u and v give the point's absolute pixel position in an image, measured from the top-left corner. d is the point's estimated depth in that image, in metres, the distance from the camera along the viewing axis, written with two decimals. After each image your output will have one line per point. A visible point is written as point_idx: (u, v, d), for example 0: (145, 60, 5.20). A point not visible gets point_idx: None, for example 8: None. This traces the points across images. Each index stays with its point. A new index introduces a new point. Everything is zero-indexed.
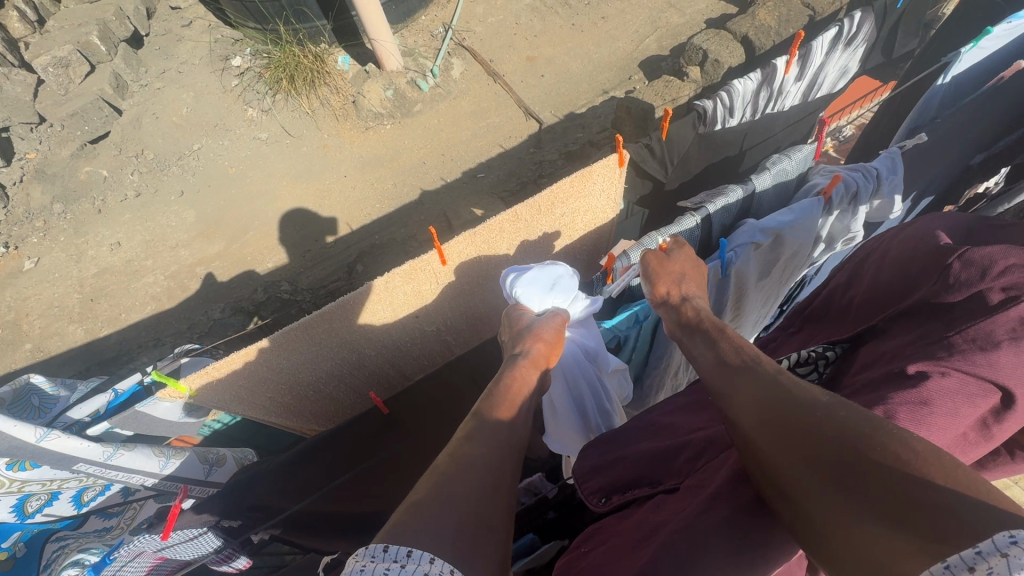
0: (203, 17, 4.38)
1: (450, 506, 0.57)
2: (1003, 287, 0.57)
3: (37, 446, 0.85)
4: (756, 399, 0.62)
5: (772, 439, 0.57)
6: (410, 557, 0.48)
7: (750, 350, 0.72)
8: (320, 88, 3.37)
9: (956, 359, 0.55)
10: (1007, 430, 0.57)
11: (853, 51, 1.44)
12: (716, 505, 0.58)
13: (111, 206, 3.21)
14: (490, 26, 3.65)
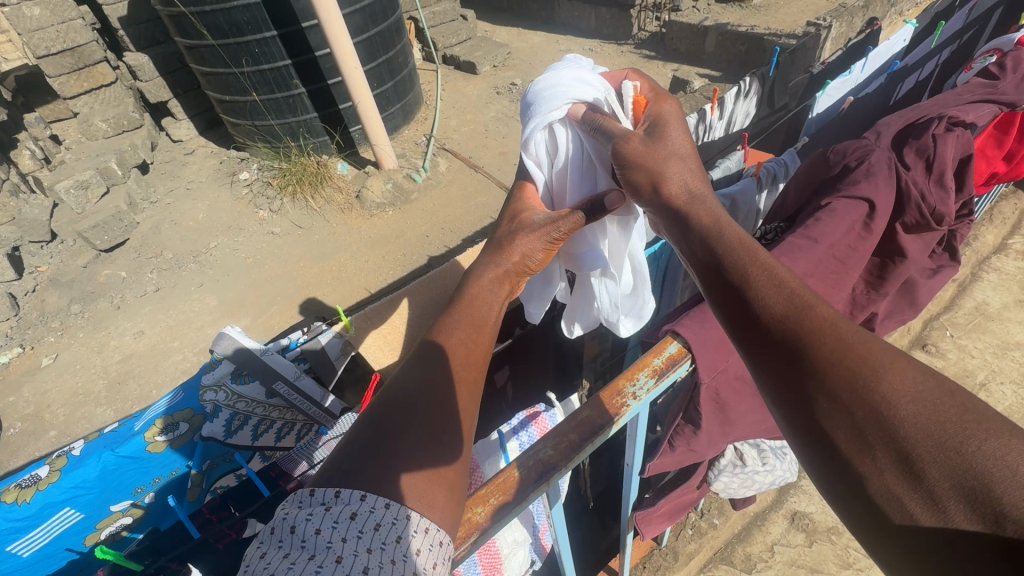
0: (205, 146, 4.98)
1: (385, 460, 0.63)
2: (855, 159, 1.10)
3: (261, 358, 1.18)
4: (810, 370, 0.58)
5: (839, 418, 0.54)
6: (335, 498, 0.58)
7: (793, 291, 0.64)
8: (325, 189, 3.92)
9: (841, 192, 1.06)
10: (879, 226, 1.05)
11: (749, 100, 2.15)
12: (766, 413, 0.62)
13: (129, 302, 3.42)
14: (464, 134, 4.48)
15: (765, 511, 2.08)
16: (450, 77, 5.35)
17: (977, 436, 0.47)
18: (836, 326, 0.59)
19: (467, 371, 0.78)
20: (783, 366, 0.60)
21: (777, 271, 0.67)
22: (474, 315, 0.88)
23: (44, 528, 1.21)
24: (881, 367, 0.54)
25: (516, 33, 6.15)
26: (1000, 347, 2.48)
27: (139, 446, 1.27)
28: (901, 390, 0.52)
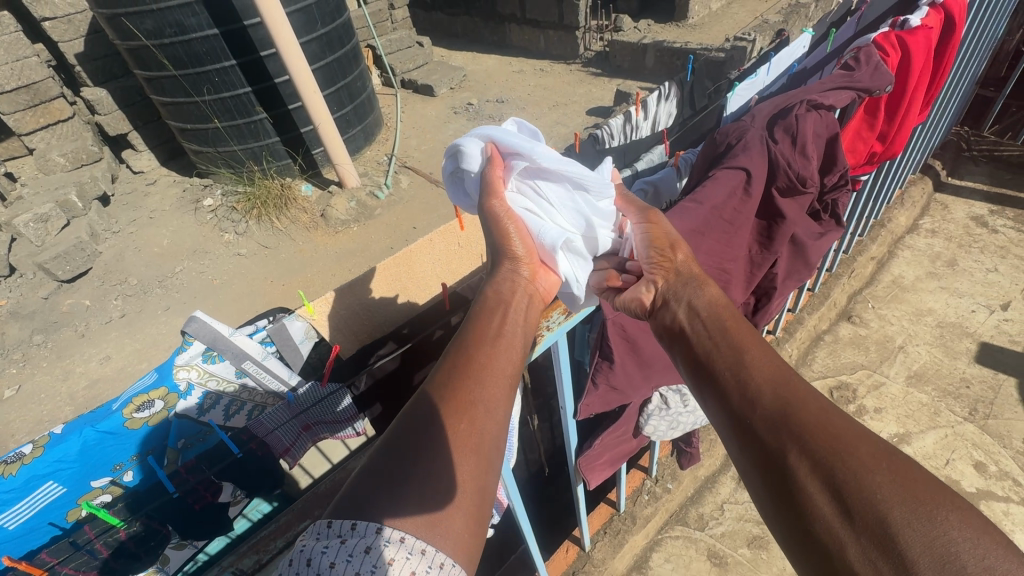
0: (166, 176, 5.03)
1: (429, 492, 0.70)
2: (734, 138, 1.32)
3: (227, 338, 1.28)
4: (807, 445, 0.73)
5: (817, 479, 0.70)
6: (350, 532, 0.65)
7: (786, 378, 0.82)
8: (289, 210, 4.03)
9: (723, 164, 1.27)
10: (756, 190, 1.25)
11: (670, 103, 2.41)
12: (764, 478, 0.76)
13: (93, 329, 3.42)
14: (424, 152, 4.66)
15: (715, 475, 2.24)
16: (409, 100, 5.57)
17: (924, 492, 0.64)
18: (821, 413, 0.76)
19: (487, 393, 0.81)
20: (786, 437, 0.75)
21: (775, 361, 0.85)
22: (484, 331, 0.88)
23: (28, 499, 1.53)
24: (852, 436, 0.72)
25: (471, 57, 6.44)
26: (915, 314, 2.74)
27: (112, 425, 1.61)
28: (866, 454, 0.69)
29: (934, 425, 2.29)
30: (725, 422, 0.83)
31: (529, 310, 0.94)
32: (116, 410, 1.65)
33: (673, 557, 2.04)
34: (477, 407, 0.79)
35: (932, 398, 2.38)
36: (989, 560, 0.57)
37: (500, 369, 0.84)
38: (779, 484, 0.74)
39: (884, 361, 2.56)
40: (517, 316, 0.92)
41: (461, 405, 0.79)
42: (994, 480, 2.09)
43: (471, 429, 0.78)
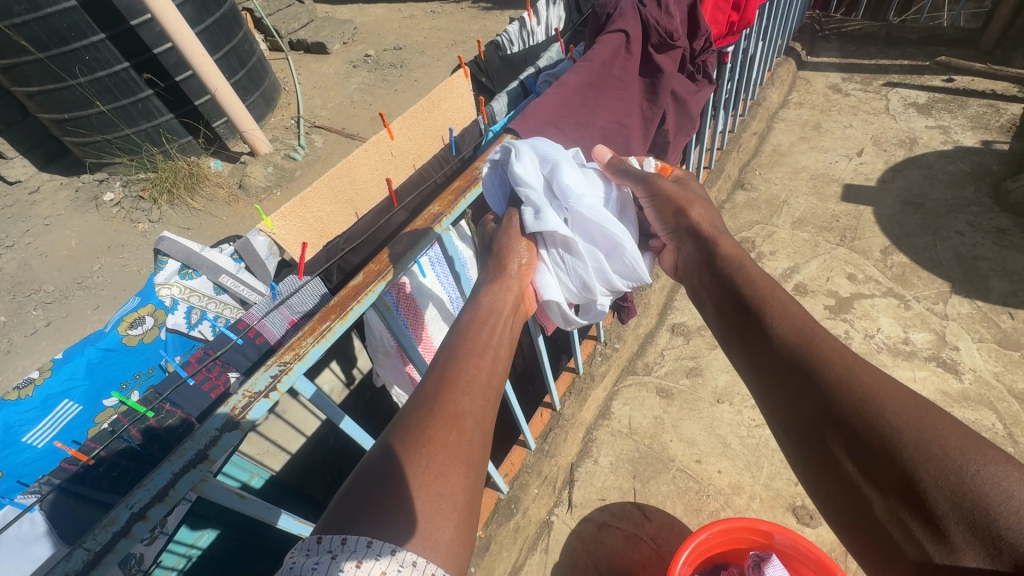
0: (50, 180, 4.61)
1: (420, 497, 0.79)
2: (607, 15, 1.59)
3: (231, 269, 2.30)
4: (820, 395, 0.87)
5: (840, 415, 0.83)
6: (339, 547, 0.70)
7: (805, 332, 0.95)
8: (203, 189, 3.89)
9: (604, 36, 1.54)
10: (633, 53, 1.54)
11: (557, 8, 2.60)
12: (794, 421, 0.91)
13: (18, 343, 3.23)
14: (332, 109, 4.59)
15: (652, 333, 2.63)
16: (303, 61, 5.36)
17: (941, 428, 0.74)
18: (842, 359, 0.89)
19: (474, 403, 0.92)
20: (804, 388, 0.90)
21: (794, 316, 0.98)
22: (475, 344, 1.02)
23: (51, 417, 2.20)
24: (878, 380, 0.84)
25: (358, 9, 6.22)
26: (793, 172, 3.21)
27: (109, 344, 2.34)
28: (891, 409, 0.79)
29: (816, 255, 2.77)
30: (757, 379, 1.00)
31: (510, 321, 1.10)
32: (115, 332, 2.32)
33: (629, 399, 2.41)
34: (465, 418, 0.90)
35: (812, 235, 2.86)
36: (1018, 504, 0.64)
37: (484, 379, 0.97)
38: (807, 422, 0.88)
39: (774, 214, 3.01)
40: (494, 325, 1.06)
41: (449, 419, 0.89)
42: (862, 284, 2.60)
43: (459, 438, 0.87)
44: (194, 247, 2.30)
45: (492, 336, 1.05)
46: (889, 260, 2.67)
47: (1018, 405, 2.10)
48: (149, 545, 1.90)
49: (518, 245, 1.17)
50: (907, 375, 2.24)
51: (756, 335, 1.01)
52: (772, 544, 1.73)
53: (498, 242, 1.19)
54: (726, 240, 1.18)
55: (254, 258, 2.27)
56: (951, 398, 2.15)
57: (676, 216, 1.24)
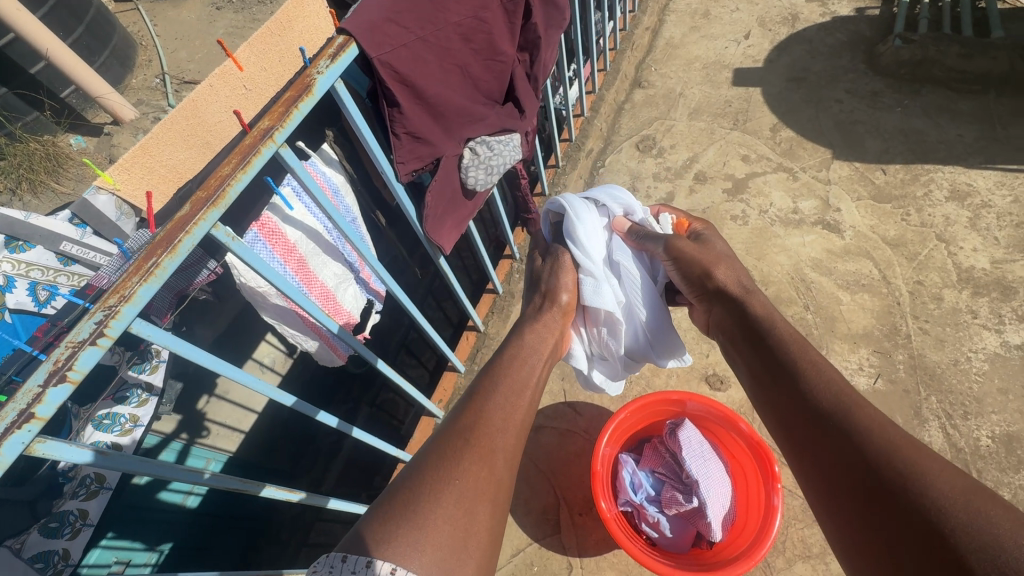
0: None
1: (448, 527, 0.88)
2: None
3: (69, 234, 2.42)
4: (855, 454, 0.94)
5: (879, 477, 0.88)
6: (365, 564, 0.76)
7: (840, 393, 1.05)
8: (68, 170, 3.55)
9: None
10: None
11: None
12: (829, 479, 0.97)
13: None
14: (201, 61, 4.14)
15: None
16: (156, 9, 4.72)
17: (990, 511, 0.75)
18: (878, 421, 0.97)
19: (505, 443, 1.08)
20: (837, 447, 0.97)
21: (833, 382, 1.08)
22: (511, 384, 1.23)
23: None
24: (918, 453, 0.88)
25: None
26: (687, 63, 3.22)
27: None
28: (933, 475, 0.84)
29: (712, 142, 2.84)
30: (794, 438, 1.08)
31: (539, 362, 1.35)
32: None
33: None
34: (501, 457, 1.04)
35: (708, 123, 2.92)
36: None
37: (514, 421, 1.14)
38: (845, 485, 0.93)
39: (671, 108, 3.04)
40: (529, 367, 1.30)
41: (483, 454, 1.02)
42: (755, 163, 2.71)
43: (488, 476, 0.99)
44: (17, 217, 2.36)
45: (528, 382, 1.26)
46: (778, 137, 2.78)
47: (891, 250, 2.31)
48: (90, 500, 2.00)
49: (564, 284, 1.55)
50: (797, 241, 2.42)
51: (794, 396, 1.11)
52: (685, 410, 1.88)
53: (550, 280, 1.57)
54: (755, 302, 1.34)
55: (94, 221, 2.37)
56: (836, 255, 2.34)
57: (705, 278, 1.44)
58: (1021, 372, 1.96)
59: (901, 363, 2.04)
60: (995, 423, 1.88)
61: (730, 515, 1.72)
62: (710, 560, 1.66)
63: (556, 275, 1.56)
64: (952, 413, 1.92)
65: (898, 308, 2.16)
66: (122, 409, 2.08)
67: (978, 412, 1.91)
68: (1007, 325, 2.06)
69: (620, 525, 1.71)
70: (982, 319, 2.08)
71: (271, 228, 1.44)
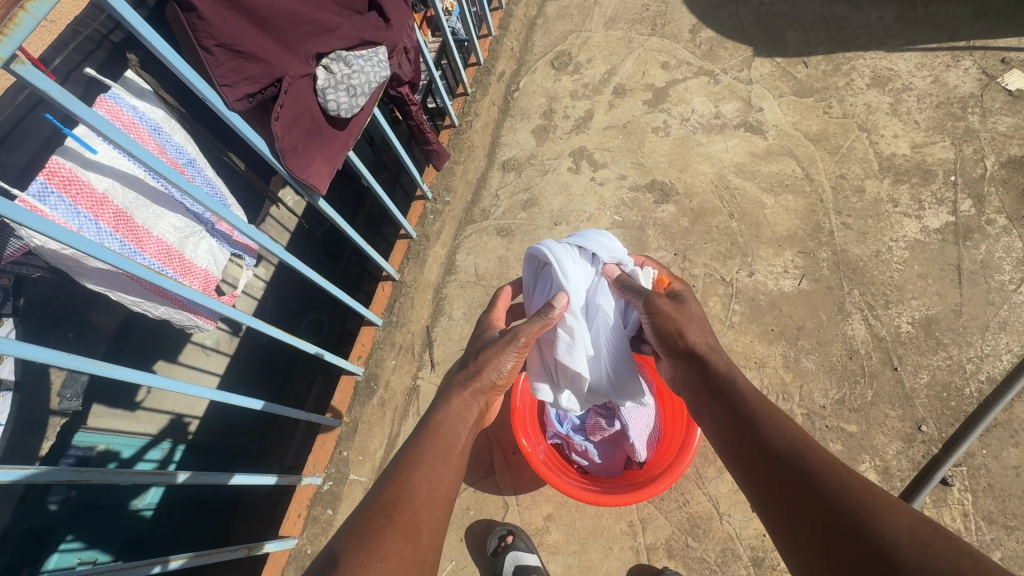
0: None
1: None
2: None
3: None
4: (809, 498, 0.88)
5: (833, 521, 0.83)
6: None
7: (788, 431, 0.99)
8: None
9: None
10: None
11: None
12: (790, 531, 0.89)
13: None
14: None
15: (484, 174, 2.47)
16: None
17: (943, 550, 0.71)
18: (823, 458, 0.92)
19: (431, 516, 1.02)
20: (790, 492, 0.91)
21: (780, 420, 1.02)
22: (441, 445, 1.16)
23: None
24: (866, 491, 0.84)
25: None
26: None
27: None
28: (883, 514, 0.80)
29: (630, 52, 2.64)
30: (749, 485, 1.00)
31: (470, 422, 1.25)
32: None
33: (473, 249, 2.32)
34: (423, 528, 1.00)
35: (625, 31, 2.70)
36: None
37: (444, 487, 1.08)
38: (803, 537, 0.86)
39: (586, 18, 2.79)
40: (457, 421, 1.22)
41: (407, 529, 0.98)
42: (675, 69, 2.53)
43: (412, 555, 0.95)
44: None
45: (462, 446, 1.19)
46: (697, 38, 2.59)
47: (814, 146, 2.21)
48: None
49: (501, 361, 1.32)
50: (720, 148, 2.29)
51: (744, 439, 1.04)
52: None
53: (486, 353, 1.34)
54: (710, 347, 1.24)
55: None
56: (759, 158, 2.24)
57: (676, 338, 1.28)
58: (940, 255, 1.92)
59: (825, 261, 1.99)
60: (915, 309, 1.86)
61: (655, 432, 1.68)
62: (637, 478, 1.63)
63: (504, 349, 1.33)
64: (874, 304, 1.89)
65: (821, 205, 2.09)
66: None
67: (899, 300, 1.88)
68: (927, 210, 2.01)
69: (547, 458, 1.67)
70: (903, 207, 2.02)
71: (70, 178, 1.53)
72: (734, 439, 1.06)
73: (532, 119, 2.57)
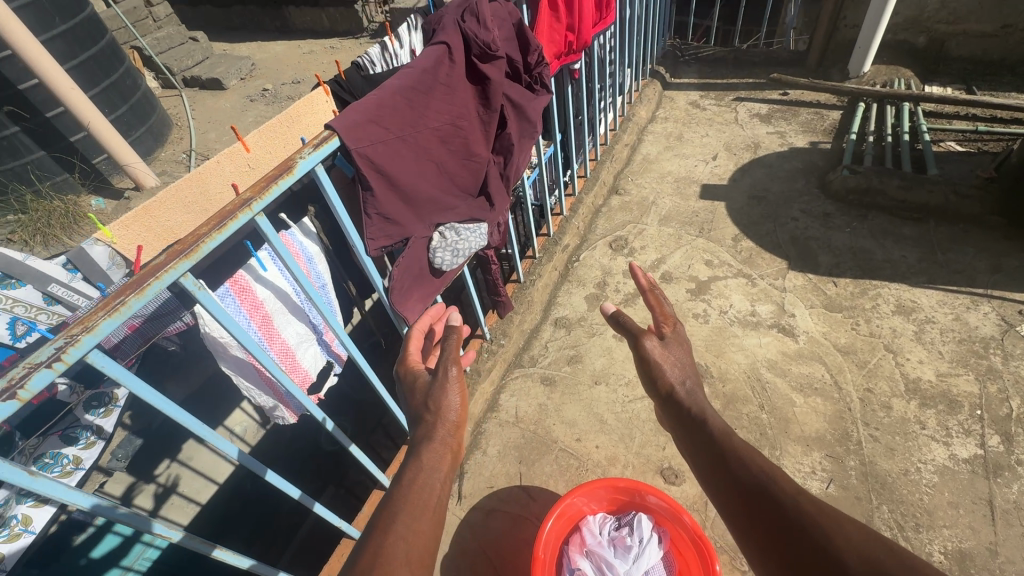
0: None
1: None
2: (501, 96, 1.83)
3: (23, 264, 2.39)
4: (765, 496, 1.09)
5: (779, 509, 1.05)
6: None
7: (740, 445, 1.21)
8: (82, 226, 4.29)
9: (490, 95, 1.81)
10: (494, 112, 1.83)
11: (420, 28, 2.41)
12: (749, 526, 1.08)
13: None
14: (225, 144, 5.24)
15: (537, 328, 2.79)
16: (197, 97, 6.06)
17: (846, 526, 0.96)
18: (766, 473, 1.13)
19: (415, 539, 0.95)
20: (750, 495, 1.10)
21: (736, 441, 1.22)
22: (417, 501, 1.02)
23: None
24: (792, 491, 1.07)
25: (256, 47, 7.84)
26: (660, 177, 3.59)
27: None
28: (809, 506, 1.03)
29: (679, 246, 3.07)
30: (716, 483, 1.18)
31: (440, 464, 1.11)
32: None
33: (516, 391, 2.52)
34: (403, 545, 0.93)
35: (676, 229, 3.18)
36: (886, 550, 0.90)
37: (426, 510, 1.01)
38: (758, 528, 1.07)
39: (642, 214, 3.33)
40: (429, 467, 1.09)
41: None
42: (717, 268, 2.90)
43: None
44: (17, 257, 2.40)
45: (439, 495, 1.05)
46: (738, 246, 3.01)
47: (843, 358, 2.40)
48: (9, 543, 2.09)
49: (450, 394, 1.23)
50: (753, 342, 2.53)
51: (715, 459, 1.20)
52: (647, 503, 1.86)
53: (430, 395, 1.23)
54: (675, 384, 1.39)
55: (93, 268, 2.56)
56: (790, 357, 2.44)
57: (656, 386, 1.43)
58: (971, 488, 1.96)
59: (853, 469, 2.05)
60: (947, 539, 1.85)
61: None
62: None
63: (442, 390, 1.23)
64: (904, 524, 1.90)
65: (849, 413, 2.21)
66: (68, 449, 2.43)
67: (930, 525, 1.89)
68: (955, 438, 2.09)
69: None
70: (931, 430, 2.12)
71: (243, 284, 1.67)
72: (702, 447, 1.25)
73: (587, 287, 2.93)
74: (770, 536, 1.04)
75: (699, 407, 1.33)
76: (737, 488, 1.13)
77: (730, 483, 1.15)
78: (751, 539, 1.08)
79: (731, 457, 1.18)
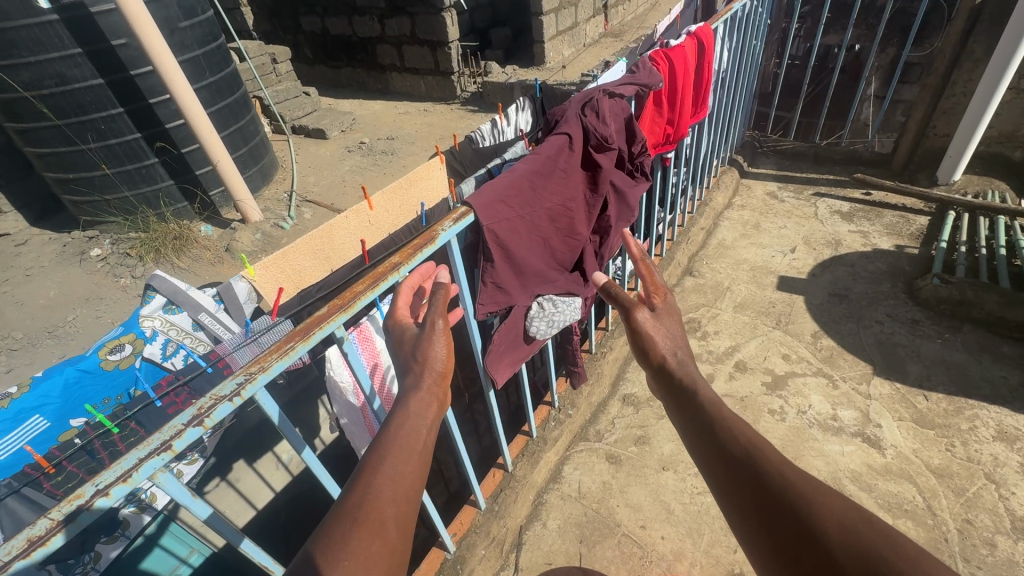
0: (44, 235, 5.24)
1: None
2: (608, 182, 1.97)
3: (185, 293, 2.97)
4: (746, 462, 1.02)
5: (762, 480, 0.99)
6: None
7: (726, 412, 1.14)
8: (191, 249, 4.77)
9: (597, 181, 1.94)
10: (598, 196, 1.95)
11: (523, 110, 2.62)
12: (732, 494, 1.03)
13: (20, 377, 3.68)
14: (321, 187, 5.75)
15: (605, 401, 2.78)
16: (303, 143, 6.75)
17: (828, 501, 0.91)
18: (750, 441, 1.06)
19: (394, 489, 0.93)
20: (733, 461, 1.04)
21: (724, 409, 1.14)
22: (401, 448, 0.99)
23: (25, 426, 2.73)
24: (778, 464, 1.00)
25: (358, 104, 8.70)
26: (736, 263, 3.60)
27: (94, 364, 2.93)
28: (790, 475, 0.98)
29: (755, 336, 3.03)
30: (698, 442, 1.13)
31: (425, 412, 1.07)
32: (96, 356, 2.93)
33: (580, 465, 2.50)
34: (380, 495, 0.92)
35: (751, 318, 3.15)
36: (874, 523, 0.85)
37: (404, 460, 0.98)
38: (741, 494, 1.01)
39: (717, 298, 3.33)
40: (414, 413, 1.05)
41: (371, 526, 0.88)
42: (795, 363, 2.83)
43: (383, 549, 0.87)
44: (181, 287, 2.99)
45: (417, 442, 1.02)
46: (818, 343, 2.94)
47: (936, 480, 2.25)
48: (109, 544, 2.56)
49: (436, 347, 1.16)
50: (836, 448, 2.41)
51: (703, 432, 1.13)
52: None
53: (419, 349, 1.14)
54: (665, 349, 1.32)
55: (234, 301, 2.94)
56: (876, 471, 2.30)
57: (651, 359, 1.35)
58: None
59: None
60: None
61: None
62: None
63: (429, 342, 1.16)
64: None
65: (945, 544, 2.04)
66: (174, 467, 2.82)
67: None
68: None
69: None
70: None
71: (366, 334, 1.81)
72: (691, 422, 1.17)
73: None
74: (753, 507, 0.99)
75: (687, 372, 1.26)
76: (721, 456, 1.06)
77: (714, 455, 1.08)
78: (736, 512, 1.02)
79: (715, 429, 1.11)
